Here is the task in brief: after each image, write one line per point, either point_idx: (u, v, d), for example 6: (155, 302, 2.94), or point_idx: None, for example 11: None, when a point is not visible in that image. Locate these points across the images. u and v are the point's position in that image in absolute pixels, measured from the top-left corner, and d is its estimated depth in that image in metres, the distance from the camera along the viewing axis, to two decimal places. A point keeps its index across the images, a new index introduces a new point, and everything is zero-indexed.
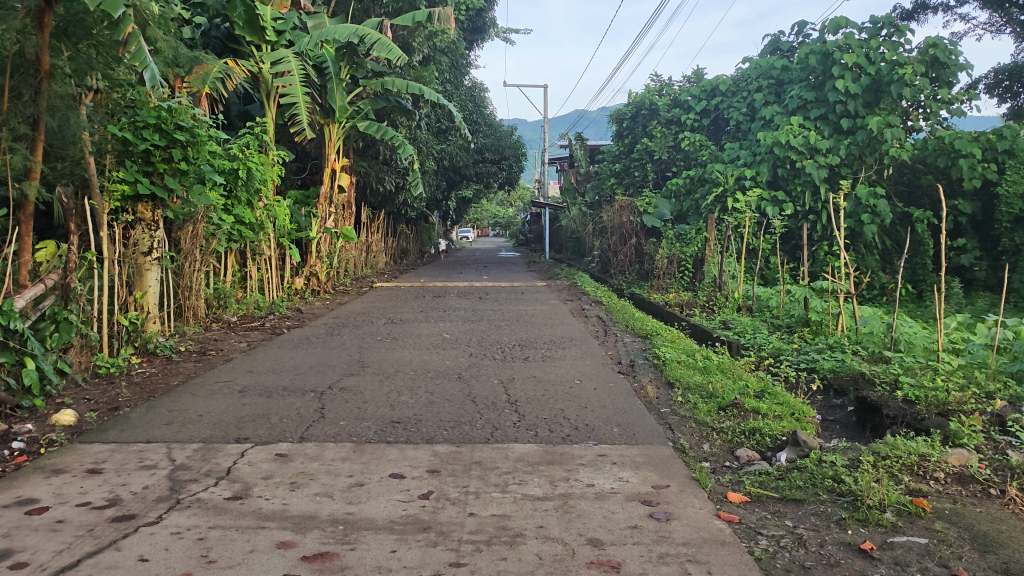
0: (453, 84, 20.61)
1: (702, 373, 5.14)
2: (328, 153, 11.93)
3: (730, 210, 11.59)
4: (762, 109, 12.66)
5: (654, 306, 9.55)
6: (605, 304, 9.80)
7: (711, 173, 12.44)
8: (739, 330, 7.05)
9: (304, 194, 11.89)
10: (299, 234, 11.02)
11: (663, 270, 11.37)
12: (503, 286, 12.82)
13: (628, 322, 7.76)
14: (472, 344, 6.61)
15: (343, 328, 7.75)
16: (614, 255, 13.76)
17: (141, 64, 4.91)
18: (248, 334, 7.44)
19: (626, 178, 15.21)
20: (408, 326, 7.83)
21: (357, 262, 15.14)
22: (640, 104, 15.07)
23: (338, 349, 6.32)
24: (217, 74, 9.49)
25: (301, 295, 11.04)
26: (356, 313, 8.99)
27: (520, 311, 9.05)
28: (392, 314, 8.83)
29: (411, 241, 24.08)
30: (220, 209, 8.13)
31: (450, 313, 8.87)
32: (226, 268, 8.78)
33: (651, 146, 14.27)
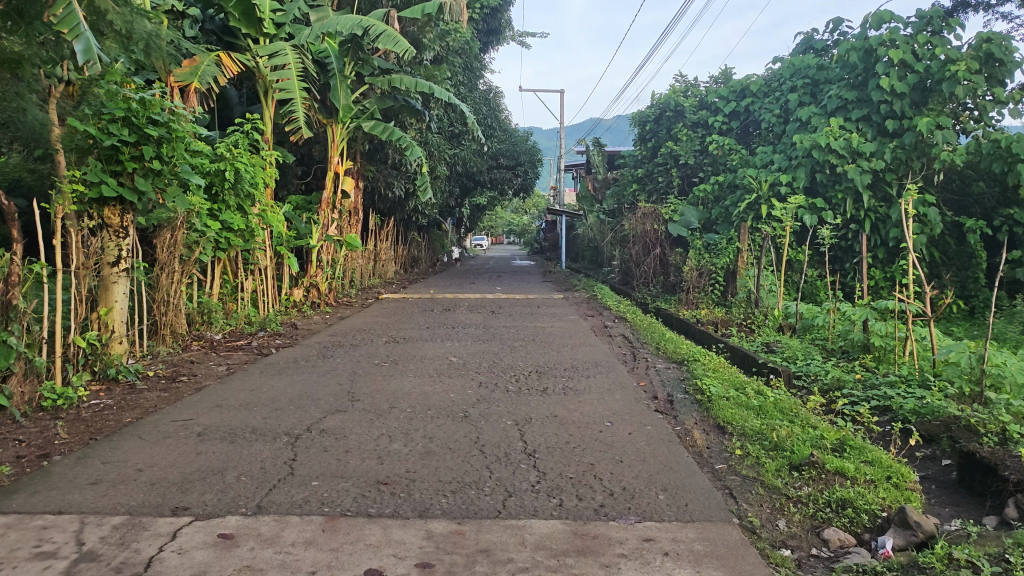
0: (467, 87, 19.80)
1: (758, 415, 4.25)
2: (331, 155, 11.02)
3: (764, 218, 10.68)
4: (797, 111, 11.76)
5: (685, 324, 8.65)
6: (630, 321, 8.90)
7: (742, 179, 11.54)
8: (791, 356, 6.15)
9: (305, 199, 11.05)
10: (297, 242, 10.20)
11: (692, 283, 10.47)
12: (518, 299, 11.96)
13: (660, 344, 6.86)
14: (482, 370, 5.75)
15: (340, 348, 6.91)
16: (636, 266, 12.87)
17: (71, 31, 4.12)
18: (231, 354, 6.60)
19: (649, 185, 14.31)
20: (412, 347, 6.98)
21: (363, 272, 14.30)
22: (664, 106, 14.20)
23: (328, 376, 5.47)
24: (208, 67, 8.73)
25: (299, 308, 10.22)
26: (356, 330, 8.15)
27: (537, 329, 8.18)
28: (396, 332, 8.00)
29: (422, 250, 23.27)
30: (204, 215, 7.30)
31: (461, 330, 8.03)
32: (213, 280, 7.96)
33: (676, 149, 13.37)
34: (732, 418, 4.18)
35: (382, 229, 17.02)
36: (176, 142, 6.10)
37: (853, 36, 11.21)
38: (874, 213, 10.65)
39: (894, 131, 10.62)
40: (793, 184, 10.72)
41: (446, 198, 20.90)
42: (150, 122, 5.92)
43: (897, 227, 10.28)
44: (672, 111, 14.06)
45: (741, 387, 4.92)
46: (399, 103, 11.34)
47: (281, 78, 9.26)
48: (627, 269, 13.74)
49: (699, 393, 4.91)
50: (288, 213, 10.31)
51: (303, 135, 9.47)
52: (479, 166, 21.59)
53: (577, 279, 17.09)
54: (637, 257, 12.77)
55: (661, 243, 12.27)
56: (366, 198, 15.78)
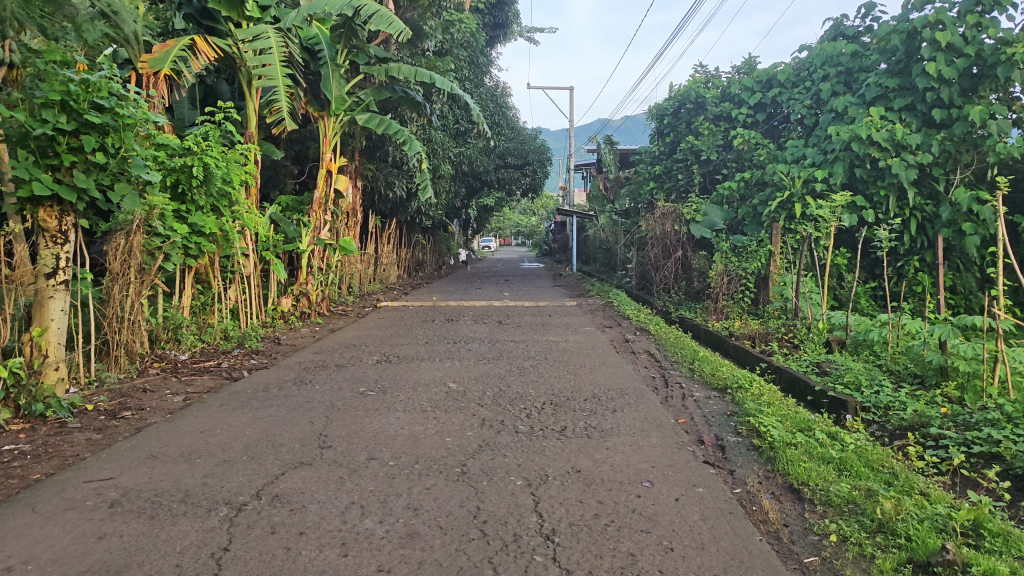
0: (473, 83, 18.85)
1: (841, 474, 3.29)
2: (323, 151, 10.02)
3: (798, 218, 9.71)
4: (831, 102, 10.77)
5: (716, 337, 7.67)
6: (653, 334, 7.95)
7: (772, 175, 10.54)
8: (853, 382, 5.16)
9: (300, 198, 10.12)
10: (285, 246, 9.27)
11: (720, 290, 9.50)
12: (528, 307, 11.01)
13: (695, 365, 5.88)
14: (486, 402, 4.79)
15: (322, 370, 5.98)
16: (655, 270, 11.89)
17: None
18: (194, 378, 5.64)
19: (667, 183, 13.32)
20: (406, 368, 6.03)
21: (361, 278, 13.37)
22: (684, 97, 13.20)
23: (299, 412, 4.51)
24: (180, 51, 7.80)
25: (286, 319, 9.29)
26: (345, 346, 7.22)
27: (549, 344, 7.22)
28: (391, 348, 7.08)
29: (427, 252, 22.33)
30: (168, 217, 6.37)
31: (465, 346, 7.09)
32: (183, 290, 7.03)
33: (698, 144, 12.38)
34: (810, 477, 3.23)
35: (383, 231, 16.09)
36: (126, 132, 5.18)
37: (893, 18, 10.23)
38: (920, 212, 9.64)
39: (940, 121, 9.63)
40: (830, 180, 9.74)
41: (451, 198, 19.96)
42: (92, 108, 5.00)
43: (947, 227, 9.28)
44: (692, 103, 13.04)
45: (808, 429, 3.95)
46: (397, 95, 10.40)
47: (264, 64, 8.31)
48: (644, 273, 12.75)
49: (758, 436, 3.94)
50: (275, 215, 9.39)
51: (288, 127, 8.54)
52: (485, 165, 20.64)
53: (589, 283, 16.14)
54: (656, 260, 11.80)
55: (682, 246, 11.29)
56: (365, 198, 14.84)
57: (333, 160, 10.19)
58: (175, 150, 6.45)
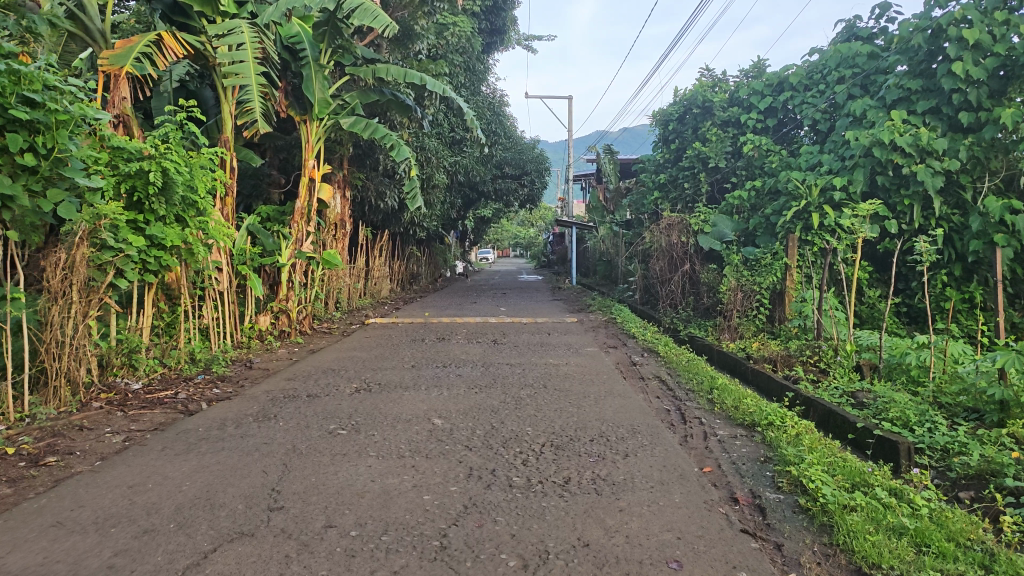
0: (469, 90, 18.20)
1: (921, 552, 2.60)
2: (305, 158, 9.29)
3: (816, 229, 9.03)
4: (847, 105, 10.11)
5: (733, 360, 6.96)
6: (663, 355, 7.24)
7: (786, 183, 9.87)
8: (901, 418, 4.47)
9: (283, 208, 9.46)
10: (263, 261, 8.56)
11: (733, 306, 8.80)
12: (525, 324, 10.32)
13: (716, 395, 5.17)
14: (475, 444, 4.08)
15: (292, 401, 5.26)
16: (660, 284, 11.20)
17: None
18: (143, 413, 4.92)
19: (672, 192, 12.64)
20: (387, 399, 5.32)
21: (348, 292, 12.69)
22: (690, 101, 12.53)
23: (253, 458, 3.80)
24: (145, 47, 7.12)
25: (264, 338, 8.59)
26: (323, 370, 6.51)
27: (548, 368, 6.51)
28: (372, 372, 6.37)
29: (422, 264, 21.64)
30: (121, 228, 5.68)
31: (455, 371, 6.37)
32: (143, 310, 6.33)
33: (705, 151, 11.70)
34: (883, 558, 2.54)
35: (374, 243, 15.40)
36: (60, 130, 4.55)
37: (914, 16, 9.57)
38: (947, 222, 8.96)
39: (968, 125, 8.95)
40: (849, 188, 9.05)
41: (446, 208, 19.28)
42: (21, 101, 4.38)
43: (977, 239, 8.60)
44: (699, 107, 12.36)
45: (865, 485, 3.25)
46: (385, 97, 9.77)
47: (237, 61, 7.60)
48: (649, 288, 12.06)
49: (805, 494, 3.23)
50: (252, 226, 8.69)
51: (261, 129, 7.82)
52: (482, 175, 20.00)
53: (590, 297, 15.46)
54: (662, 274, 11.11)
55: (690, 258, 10.60)
56: (355, 208, 14.15)
57: (318, 168, 9.53)
58: (130, 154, 5.78)
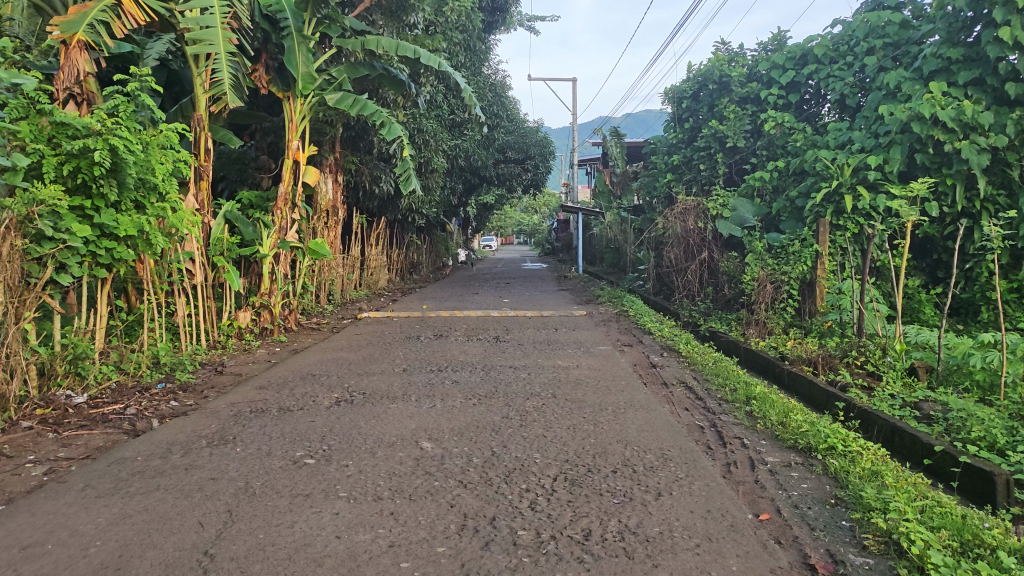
0: (469, 70, 17.34)
1: None
2: (289, 138, 8.47)
3: (849, 212, 8.22)
4: (880, 78, 9.25)
5: (765, 360, 6.18)
6: (686, 354, 6.45)
7: (813, 163, 9.04)
8: (986, 441, 3.71)
9: (264, 193, 8.68)
10: (241, 252, 7.79)
11: (758, 297, 8.00)
12: (530, 318, 9.54)
13: (757, 408, 4.38)
14: (469, 481, 3.30)
15: (259, 416, 4.49)
16: (675, 274, 10.40)
17: None
18: (79, 435, 4.15)
19: (686, 174, 11.80)
20: (369, 414, 4.54)
21: (340, 283, 11.92)
22: (705, 77, 11.67)
23: (192, 503, 3.03)
24: (101, 13, 6.33)
25: (243, 337, 7.82)
26: (301, 376, 5.73)
27: (558, 372, 5.73)
28: (357, 379, 5.58)
29: (423, 253, 20.88)
30: (61, 215, 4.95)
31: (451, 376, 5.59)
32: (99, 309, 5.57)
33: (723, 130, 10.85)
34: None
35: (370, 231, 14.60)
36: None
37: None
38: (993, 204, 8.13)
39: (1016, 97, 8.07)
40: (885, 168, 8.22)
41: (447, 194, 18.48)
42: None
43: None
44: (715, 83, 11.49)
45: (980, 547, 2.48)
46: (376, 72, 9.02)
47: (203, 27, 6.78)
48: (662, 277, 11.26)
49: (903, 559, 2.46)
50: (229, 214, 7.93)
51: (229, 103, 6.97)
52: (483, 159, 19.18)
53: (598, 287, 14.65)
54: (677, 263, 10.31)
55: (707, 246, 9.80)
56: (349, 194, 13.35)
57: (304, 150, 8.75)
58: (76, 131, 5.04)
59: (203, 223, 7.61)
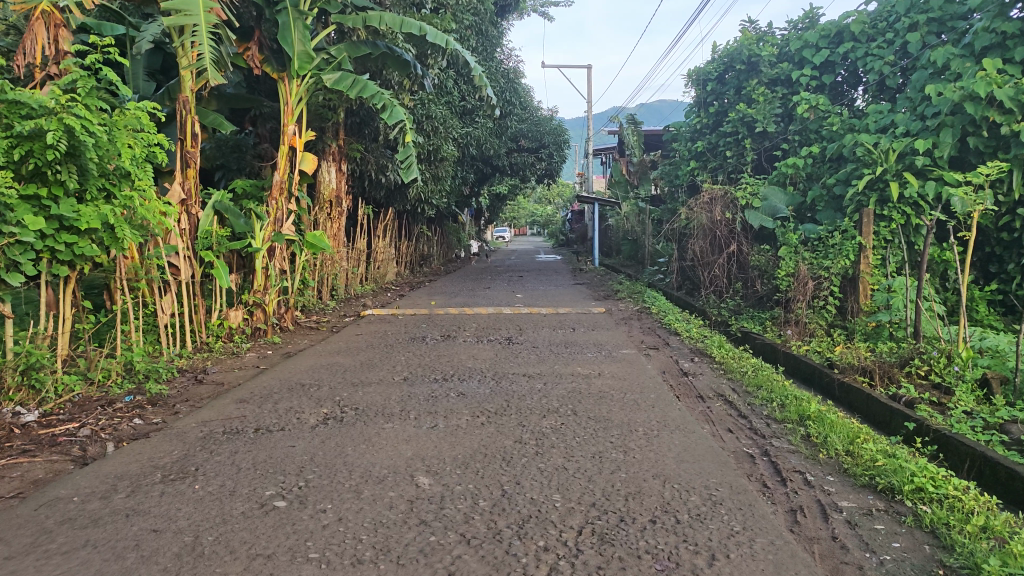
0: (481, 55, 16.61)
1: None
2: (285, 122, 7.80)
3: (894, 201, 7.50)
4: (924, 56, 8.49)
5: (810, 368, 5.49)
6: (721, 360, 5.77)
7: (853, 148, 8.31)
8: None
9: (259, 181, 8.04)
10: (231, 246, 7.15)
11: (795, 295, 7.30)
12: (546, 316, 8.86)
13: (817, 434, 3.70)
14: (471, 537, 2.64)
15: (230, 439, 3.85)
16: (700, 268, 9.70)
17: None
18: (17, 464, 3.52)
19: (711, 162, 11.08)
20: (359, 438, 3.88)
21: (344, 278, 11.29)
22: (731, 58, 10.92)
23: (120, 568, 2.39)
24: None
25: (234, 338, 7.17)
26: (287, 386, 5.08)
27: (577, 383, 5.05)
28: (350, 391, 4.93)
29: (434, 245, 20.24)
30: (10, 206, 4.33)
31: (457, 388, 4.93)
32: (62, 312, 4.96)
33: (752, 114, 10.11)
34: None
35: (376, 222, 13.96)
36: None
37: None
38: None
39: None
40: (934, 153, 7.48)
41: (458, 184, 17.82)
42: None
43: None
44: (743, 64, 10.75)
45: None
46: (378, 50, 8.36)
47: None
48: (686, 271, 10.56)
49: None
50: (219, 204, 7.29)
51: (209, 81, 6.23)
52: (495, 148, 18.49)
53: (615, 281, 13.96)
54: (702, 256, 9.61)
55: (736, 238, 9.09)
56: (355, 184, 12.71)
57: (301, 135, 8.10)
58: (31, 110, 4.42)
59: (190, 215, 7.00)
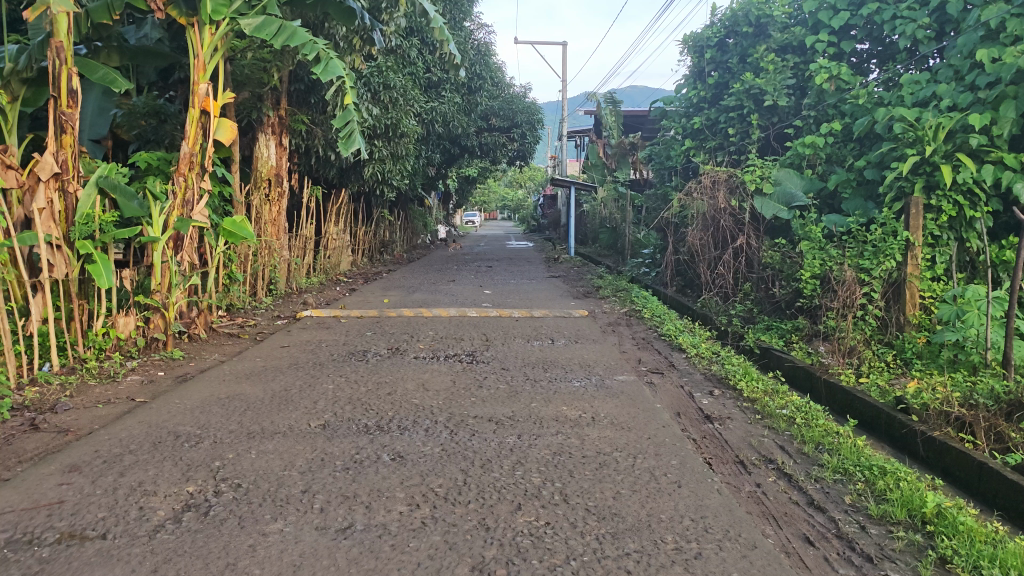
0: (448, 22, 15.00)
1: None
2: (196, 78, 6.18)
3: (945, 189, 6.12)
4: (970, 16, 7.03)
5: (873, 412, 4.10)
6: (752, 398, 4.34)
7: (888, 124, 6.90)
8: None
9: (165, 154, 6.46)
10: (118, 234, 5.58)
11: (825, 303, 5.91)
12: (518, 320, 7.42)
13: (964, 565, 2.30)
14: None
15: (4, 564, 2.36)
16: (699, 263, 8.31)
17: None
18: None
19: (708, 141, 9.67)
20: (217, 558, 2.40)
21: (284, 270, 9.73)
22: (735, 21, 9.46)
23: None
24: None
25: (122, 352, 5.62)
26: (152, 441, 3.57)
27: (563, 437, 3.60)
28: (238, 450, 3.42)
29: (396, 230, 18.70)
30: None
31: (391, 448, 3.45)
32: None
33: (760, 84, 8.69)
34: None
35: (327, 205, 12.37)
36: None
37: None
38: None
39: None
40: (993, 131, 6.05)
41: (422, 164, 16.25)
42: None
43: None
44: (749, 26, 9.28)
45: None
46: None
47: None
48: (680, 265, 9.17)
49: None
50: (104, 180, 5.69)
51: None
52: (464, 125, 16.92)
53: (595, 275, 12.53)
54: (701, 251, 8.20)
55: (743, 230, 7.68)
56: (300, 161, 11.11)
57: (219, 98, 6.54)
58: None
59: (66, 193, 5.48)
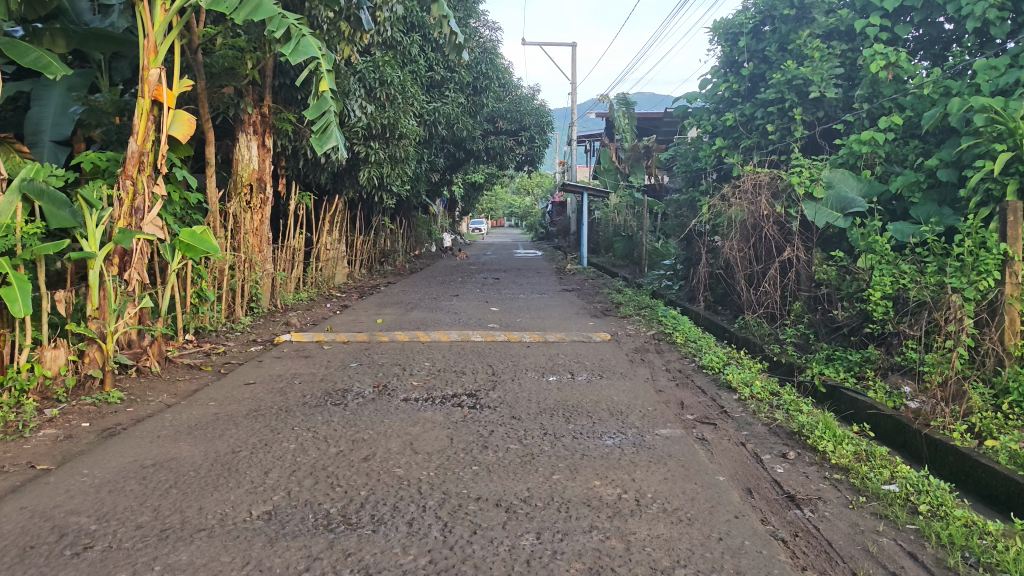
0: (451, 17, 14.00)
1: None
2: (144, 59, 5.15)
3: None
4: None
5: (1013, 488, 3.07)
6: (843, 468, 3.29)
7: (967, 115, 5.82)
8: None
9: (112, 154, 5.42)
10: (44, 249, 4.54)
11: (904, 331, 4.84)
12: (529, 345, 6.40)
13: None
14: None
15: None
16: (737, 277, 7.26)
17: None
18: None
19: (744, 140, 8.63)
20: None
21: (267, 285, 8.69)
22: (772, 5, 8.41)
23: None
24: None
25: (48, 391, 4.59)
26: (22, 546, 2.53)
27: (598, 539, 2.56)
28: (135, 566, 2.38)
29: (398, 238, 17.72)
30: None
31: (357, 562, 2.41)
32: None
33: (804, 74, 7.63)
34: None
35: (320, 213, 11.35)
36: None
37: None
38: None
39: None
40: None
41: (425, 168, 15.25)
42: None
43: None
44: (790, 9, 8.22)
45: None
46: None
47: None
48: (711, 278, 8.13)
49: None
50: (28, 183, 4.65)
51: None
52: (470, 128, 15.91)
53: (613, 288, 11.50)
54: (740, 263, 7.15)
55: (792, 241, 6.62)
56: (288, 164, 10.11)
57: (175, 86, 5.50)
58: None
59: None
